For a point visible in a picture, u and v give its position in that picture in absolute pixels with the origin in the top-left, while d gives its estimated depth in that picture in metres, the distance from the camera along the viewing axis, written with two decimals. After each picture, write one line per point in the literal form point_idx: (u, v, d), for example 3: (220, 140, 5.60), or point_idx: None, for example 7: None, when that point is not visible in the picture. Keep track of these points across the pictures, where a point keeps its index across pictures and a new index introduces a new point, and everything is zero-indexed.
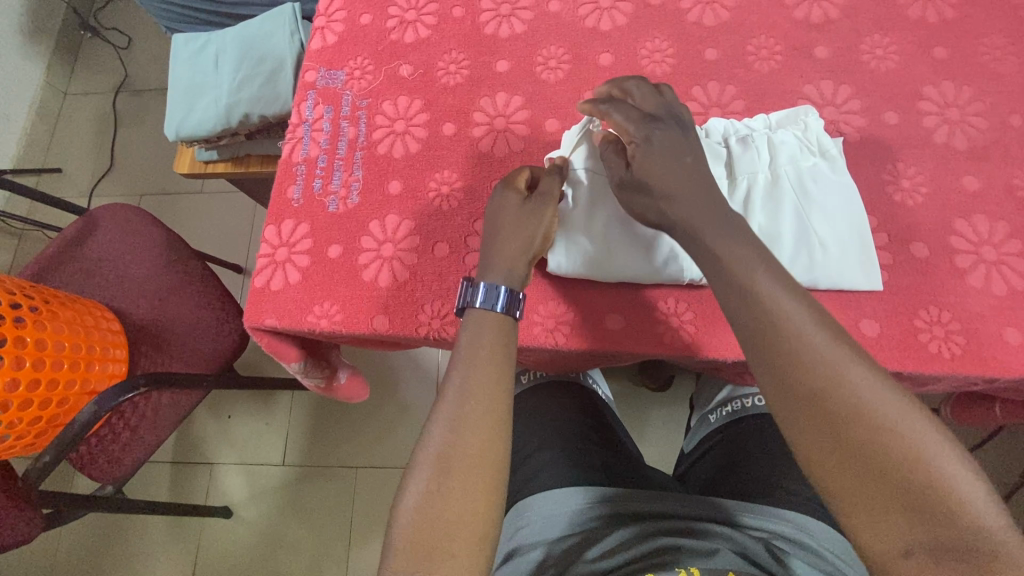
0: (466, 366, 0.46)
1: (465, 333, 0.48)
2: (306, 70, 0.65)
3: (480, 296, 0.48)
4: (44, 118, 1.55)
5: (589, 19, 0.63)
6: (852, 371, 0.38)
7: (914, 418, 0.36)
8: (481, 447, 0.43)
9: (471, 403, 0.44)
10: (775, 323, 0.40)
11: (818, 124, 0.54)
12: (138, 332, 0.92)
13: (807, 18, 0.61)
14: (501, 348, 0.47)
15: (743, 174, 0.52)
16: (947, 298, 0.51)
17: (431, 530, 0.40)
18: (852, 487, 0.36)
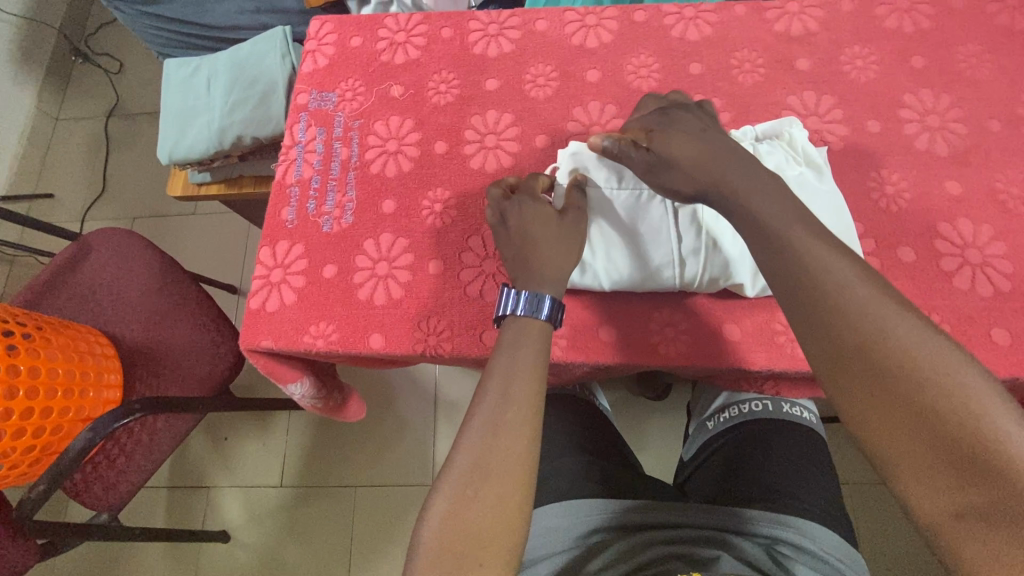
0: (507, 375, 0.46)
1: (507, 345, 0.48)
2: (298, 93, 0.66)
3: (523, 303, 0.49)
4: (35, 144, 1.55)
5: (576, 37, 0.65)
6: (891, 323, 0.38)
7: (966, 378, 0.35)
8: (516, 459, 0.43)
9: (509, 414, 0.44)
10: (810, 274, 0.41)
11: (803, 135, 0.55)
12: (132, 356, 0.92)
13: (788, 30, 0.62)
14: (540, 359, 0.47)
15: None
16: (935, 301, 0.51)
17: (458, 540, 0.40)
18: (897, 445, 0.35)
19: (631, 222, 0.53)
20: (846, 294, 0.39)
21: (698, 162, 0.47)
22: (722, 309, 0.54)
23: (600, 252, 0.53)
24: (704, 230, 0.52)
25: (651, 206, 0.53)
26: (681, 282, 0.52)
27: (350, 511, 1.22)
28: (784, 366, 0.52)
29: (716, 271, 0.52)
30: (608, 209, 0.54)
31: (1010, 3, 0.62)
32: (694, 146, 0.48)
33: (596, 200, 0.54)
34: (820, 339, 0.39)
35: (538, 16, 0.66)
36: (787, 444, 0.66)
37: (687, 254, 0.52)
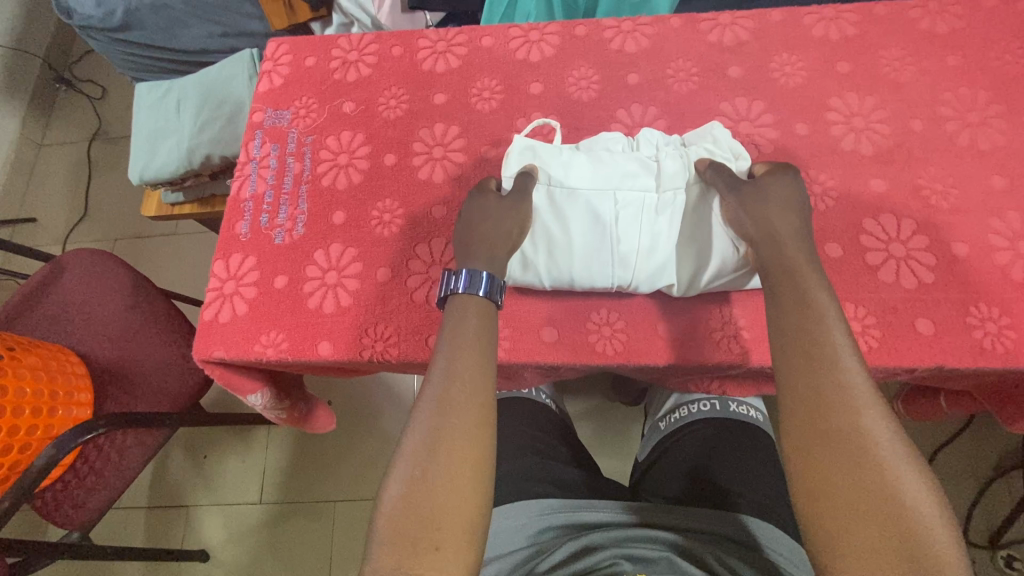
0: (451, 354, 0.47)
1: (448, 330, 0.49)
2: (254, 111, 0.68)
3: (463, 282, 0.50)
4: (19, 170, 1.59)
5: (520, 52, 0.68)
6: (864, 403, 0.39)
7: (914, 473, 0.37)
8: (469, 433, 0.44)
9: (455, 389, 0.45)
10: (813, 341, 0.42)
11: (725, 134, 0.58)
12: (104, 374, 0.93)
13: (721, 41, 0.65)
14: (486, 331, 0.49)
15: (667, 186, 0.54)
16: (861, 294, 0.53)
17: (413, 524, 0.40)
18: (825, 482, 0.38)
19: (574, 219, 0.54)
20: (831, 364, 0.41)
21: (749, 217, 0.49)
22: (657, 307, 0.56)
23: (542, 250, 0.54)
24: (644, 234, 0.54)
25: (595, 204, 0.54)
26: (617, 281, 0.54)
27: (330, 527, 1.21)
28: (717, 360, 0.54)
29: (650, 273, 0.53)
30: (554, 205, 0.55)
31: (932, 7, 0.64)
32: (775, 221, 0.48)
33: (542, 197, 0.55)
34: (792, 377, 0.42)
35: (484, 33, 0.69)
36: (732, 440, 0.67)
37: (624, 255, 0.53)
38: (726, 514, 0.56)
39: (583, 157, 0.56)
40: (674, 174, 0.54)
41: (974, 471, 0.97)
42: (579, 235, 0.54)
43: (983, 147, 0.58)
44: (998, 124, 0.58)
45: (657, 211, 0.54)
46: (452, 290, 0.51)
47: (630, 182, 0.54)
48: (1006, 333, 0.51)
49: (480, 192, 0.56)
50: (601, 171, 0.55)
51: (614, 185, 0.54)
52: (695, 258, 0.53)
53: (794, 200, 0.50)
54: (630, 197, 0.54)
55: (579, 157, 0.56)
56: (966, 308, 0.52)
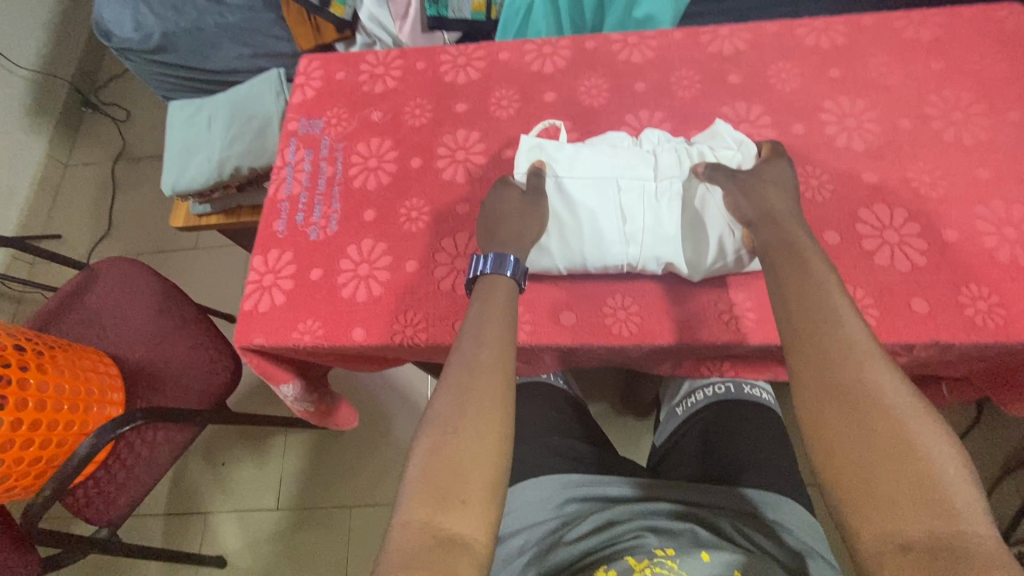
0: (478, 324, 0.52)
1: (474, 307, 0.53)
2: (289, 120, 0.74)
3: (491, 263, 0.55)
4: (46, 189, 1.72)
5: (534, 64, 0.73)
6: (874, 366, 0.43)
7: (928, 427, 0.40)
8: (494, 396, 0.48)
9: (481, 359, 0.50)
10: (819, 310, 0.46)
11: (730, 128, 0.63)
12: (134, 375, 0.97)
13: (720, 51, 0.71)
14: (510, 306, 0.53)
15: (665, 177, 0.60)
16: (858, 276, 0.57)
17: (439, 477, 0.44)
18: (836, 431, 0.41)
19: (583, 205, 0.59)
20: (835, 330, 0.45)
21: (750, 197, 0.55)
22: (670, 292, 0.59)
23: (554, 235, 0.59)
24: (646, 218, 0.59)
25: (600, 192, 0.60)
26: (626, 261, 0.58)
27: (347, 531, 1.23)
28: (727, 339, 0.57)
29: (655, 253, 0.58)
30: (562, 193, 0.60)
31: (915, 18, 0.69)
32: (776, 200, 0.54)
33: (555, 188, 0.60)
34: (797, 339, 0.46)
35: (501, 48, 0.75)
36: (743, 421, 0.70)
37: (630, 238, 0.58)
38: (739, 488, 0.59)
39: (589, 154, 0.62)
40: (669, 166, 0.60)
41: (983, 467, 0.99)
42: (588, 221, 0.59)
43: (968, 142, 0.62)
44: (981, 122, 0.63)
45: (656, 197, 0.59)
46: (481, 272, 0.56)
47: (629, 173, 0.61)
48: (996, 310, 0.54)
49: (503, 187, 0.61)
50: (604, 163, 0.61)
51: (616, 175, 0.60)
52: (696, 239, 0.58)
53: (790, 180, 0.56)
54: (631, 185, 0.60)
55: (584, 152, 0.62)
56: (957, 289, 0.56)
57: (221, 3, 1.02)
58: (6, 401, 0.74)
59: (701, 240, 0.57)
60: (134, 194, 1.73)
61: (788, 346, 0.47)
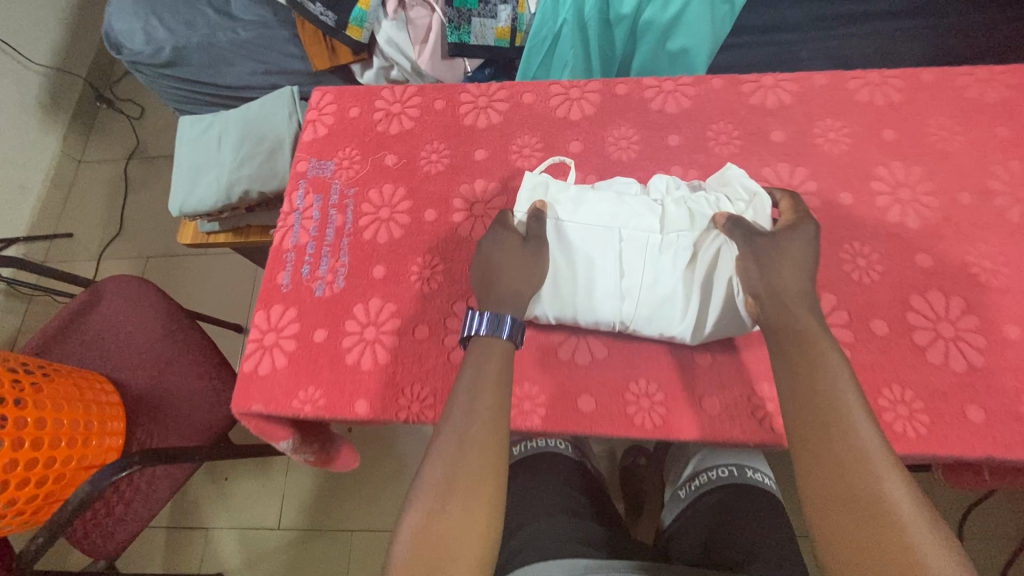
0: (470, 392, 0.48)
1: (470, 362, 0.50)
2: (298, 160, 0.70)
3: (485, 323, 0.51)
4: (59, 187, 1.71)
5: (560, 109, 0.68)
6: (884, 472, 0.40)
7: (947, 547, 0.37)
8: (487, 470, 0.45)
9: (473, 425, 0.46)
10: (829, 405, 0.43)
11: (740, 173, 0.58)
12: (137, 403, 0.95)
13: (763, 103, 0.65)
14: (505, 374, 0.49)
15: (672, 231, 0.55)
16: (908, 375, 0.52)
17: (424, 558, 0.41)
18: (845, 547, 0.38)
19: (580, 253, 0.55)
20: (843, 427, 0.42)
21: (762, 270, 0.49)
22: (698, 380, 0.54)
23: (547, 283, 0.55)
24: (645, 273, 0.55)
25: (600, 241, 0.56)
26: (619, 319, 0.55)
27: (347, 555, 1.22)
28: (760, 439, 0.52)
29: (649, 315, 0.54)
30: (560, 238, 0.56)
31: (981, 75, 0.63)
32: (788, 275, 0.48)
33: (555, 234, 0.56)
34: (805, 436, 0.43)
35: (525, 89, 0.70)
36: (749, 508, 0.68)
37: (627, 297, 0.55)
38: None
39: (593, 197, 0.57)
40: (678, 217, 0.55)
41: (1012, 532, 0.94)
42: (585, 274, 0.55)
43: None
44: None
45: (659, 250, 0.55)
46: (474, 331, 0.51)
47: (634, 222, 0.56)
48: None
49: (501, 232, 0.56)
50: (608, 209, 0.56)
51: (620, 223, 0.56)
52: (694, 303, 0.54)
53: (811, 252, 0.50)
54: (634, 235, 0.55)
55: (589, 194, 0.57)
56: (1018, 397, 0.50)
57: (235, 18, 0.97)
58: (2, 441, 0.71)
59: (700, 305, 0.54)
60: (146, 194, 1.72)
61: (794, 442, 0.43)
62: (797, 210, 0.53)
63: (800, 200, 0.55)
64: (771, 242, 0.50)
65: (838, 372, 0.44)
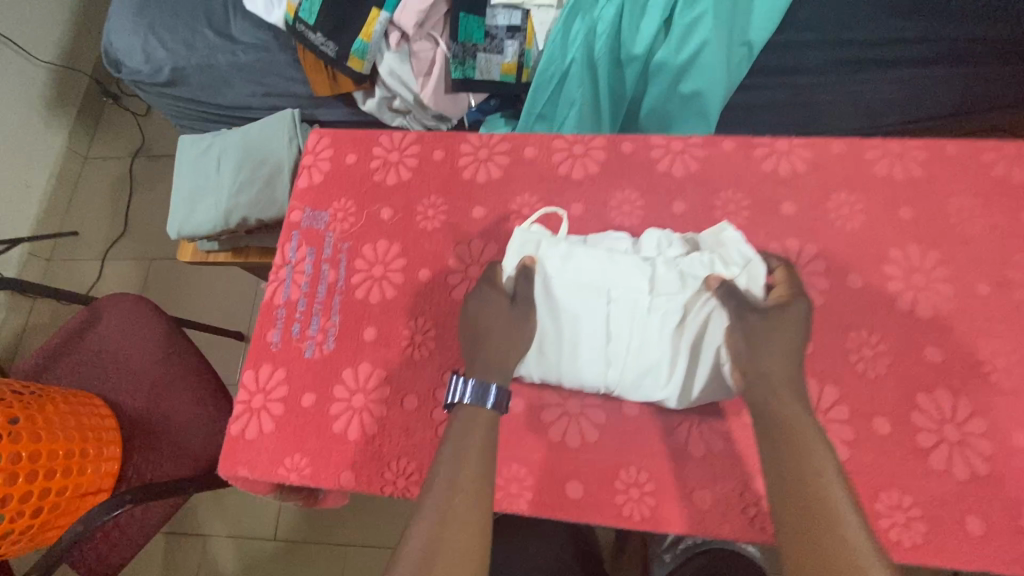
0: (452, 466, 0.47)
1: (453, 432, 0.49)
2: (292, 209, 0.68)
3: (471, 392, 0.49)
4: (65, 183, 1.71)
5: (563, 166, 0.66)
6: None
7: None
8: (469, 554, 0.42)
9: (457, 501, 0.45)
10: (817, 504, 0.40)
11: (735, 235, 0.54)
12: (132, 428, 0.95)
13: (775, 171, 0.62)
14: (490, 447, 0.48)
15: (662, 296, 0.52)
16: (908, 480, 0.50)
17: None
18: None
19: (568, 317, 0.54)
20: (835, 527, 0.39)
21: (751, 351, 0.47)
22: (688, 471, 0.53)
23: (532, 346, 0.54)
24: (631, 339, 0.53)
25: (589, 304, 0.54)
26: (604, 384, 0.55)
27: (339, 570, 1.23)
28: (748, 538, 0.51)
29: (633, 381, 0.54)
30: (548, 299, 0.54)
31: (1010, 151, 0.59)
32: (777, 357, 0.46)
33: (543, 294, 0.54)
34: (796, 532, 0.40)
35: (527, 142, 0.67)
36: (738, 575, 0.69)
37: (612, 364, 0.54)
38: None
39: (583, 253, 0.54)
40: (669, 278, 0.53)
41: None
42: (571, 338, 0.54)
43: None
44: None
45: (648, 314, 0.53)
46: (459, 399, 0.50)
47: (623, 284, 0.53)
48: None
49: (490, 290, 0.54)
50: (598, 268, 0.53)
51: (609, 283, 0.53)
52: (680, 372, 0.53)
53: (803, 333, 0.47)
54: (623, 297, 0.53)
55: (579, 248, 0.54)
56: (1020, 510, 0.49)
57: (235, 40, 0.94)
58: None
59: (687, 373, 0.53)
60: (151, 194, 1.71)
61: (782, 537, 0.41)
62: (792, 285, 0.50)
63: (796, 272, 0.53)
64: (765, 320, 0.47)
65: (827, 460, 0.42)
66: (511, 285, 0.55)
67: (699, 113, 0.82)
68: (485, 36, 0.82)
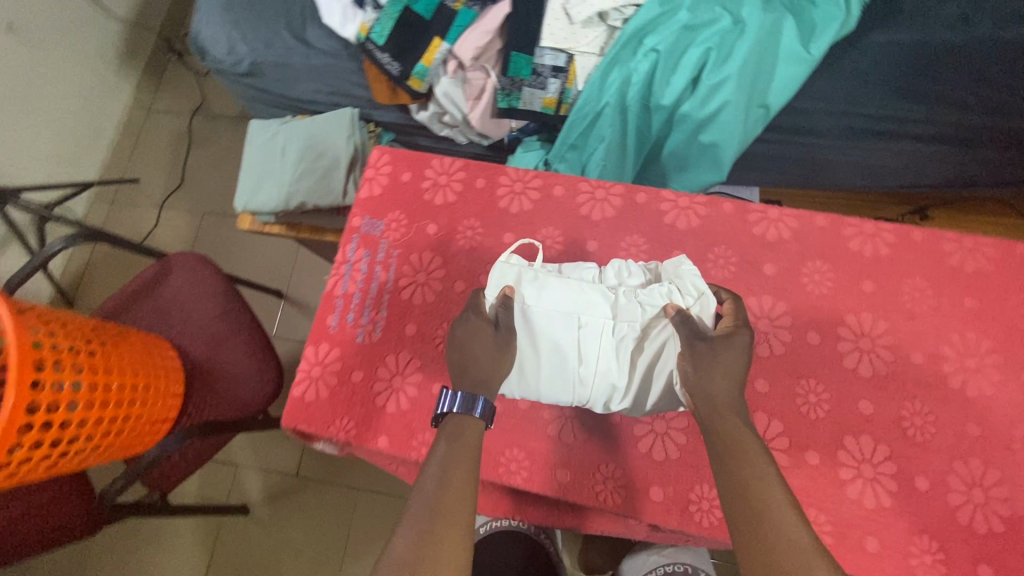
0: (443, 464, 0.55)
1: (444, 435, 0.58)
2: (354, 215, 0.81)
3: (459, 403, 0.59)
4: (129, 132, 1.86)
5: (584, 207, 0.77)
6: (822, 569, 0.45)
7: None
8: (457, 538, 0.50)
9: (448, 493, 0.53)
10: (762, 507, 0.49)
11: (693, 269, 0.66)
12: (193, 369, 1.11)
13: (764, 235, 0.73)
14: (474, 453, 0.57)
15: (623, 320, 0.64)
16: (826, 502, 0.63)
17: None
18: None
19: (545, 341, 0.65)
20: (777, 522, 0.48)
21: (700, 374, 0.58)
22: (653, 472, 0.67)
23: (514, 369, 0.65)
24: (600, 359, 0.64)
25: (562, 330, 0.65)
26: (577, 397, 0.66)
27: (351, 510, 1.45)
28: (692, 531, 0.65)
29: (602, 394, 0.65)
30: (527, 324, 0.65)
31: (966, 244, 0.71)
32: (718, 379, 0.57)
33: (522, 322, 0.66)
34: (745, 530, 0.49)
35: (556, 181, 0.79)
36: None
37: (584, 381, 0.65)
38: None
39: (556, 286, 0.66)
40: (630, 307, 0.65)
41: None
42: (548, 358, 0.65)
43: (969, 392, 0.65)
44: (990, 374, 0.66)
45: (614, 338, 0.65)
46: (449, 409, 0.60)
47: (590, 311, 0.65)
48: (937, 566, 0.60)
49: (476, 319, 0.65)
50: (568, 299, 0.66)
51: (578, 310, 0.65)
52: (642, 389, 0.65)
53: (742, 357, 0.59)
54: (592, 323, 0.65)
55: (552, 281, 0.66)
56: (911, 538, 0.61)
57: (309, 45, 1.06)
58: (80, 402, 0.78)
59: (646, 386, 0.65)
60: (206, 152, 1.85)
61: (738, 541, 0.49)
62: (738, 316, 0.61)
63: (740, 302, 0.64)
64: (710, 346, 0.58)
65: (765, 464, 0.53)
66: (493, 313, 0.66)
67: (713, 161, 0.91)
68: (532, 73, 0.92)
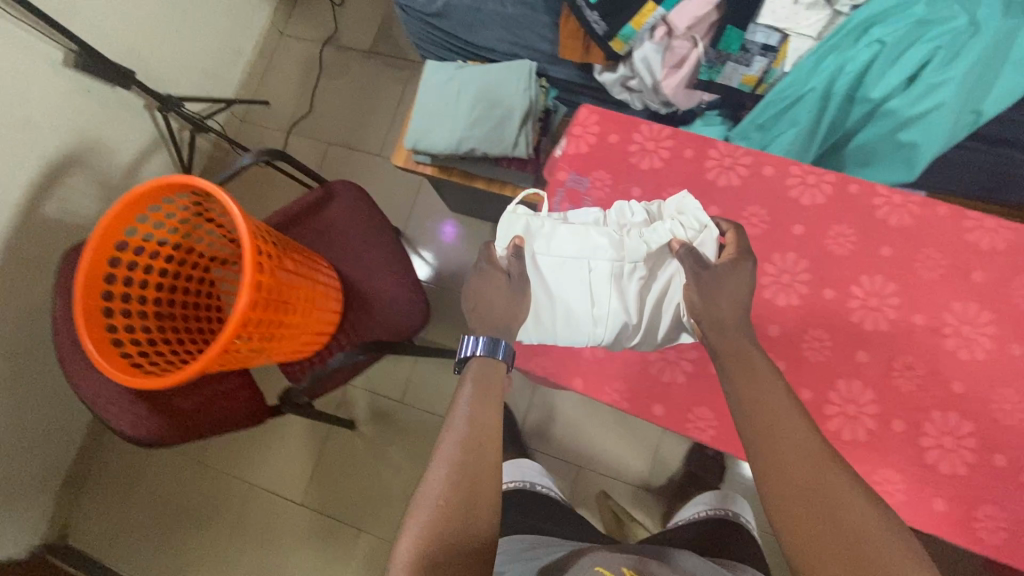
0: (466, 402, 0.64)
1: (472, 375, 0.67)
2: (560, 170, 0.86)
3: (483, 345, 0.68)
4: (262, 54, 1.92)
5: (794, 191, 0.79)
6: (815, 453, 0.55)
7: (863, 505, 0.51)
8: (487, 466, 0.60)
9: (474, 428, 0.62)
10: (769, 409, 0.58)
11: (694, 204, 0.73)
12: (350, 290, 1.19)
13: (977, 243, 0.74)
14: (497, 385, 0.67)
15: (629, 259, 0.73)
16: (1005, 501, 0.68)
17: (450, 523, 0.56)
18: (786, 493, 0.53)
19: (556, 287, 0.74)
20: (778, 420, 0.58)
21: (707, 301, 0.66)
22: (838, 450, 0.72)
23: (532, 315, 0.75)
24: (610, 298, 0.73)
25: (572, 274, 0.74)
26: (593, 335, 0.75)
27: None
28: None
29: (615, 331, 0.74)
30: (539, 271, 0.74)
31: None
32: (724, 303, 0.65)
33: (533, 270, 0.74)
34: (760, 454, 0.56)
35: (767, 160, 0.81)
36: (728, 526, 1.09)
37: (597, 320, 0.74)
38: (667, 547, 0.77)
39: (565, 233, 0.74)
40: (636, 247, 0.73)
41: None
42: (559, 300, 0.74)
43: None
44: None
45: (620, 276, 0.73)
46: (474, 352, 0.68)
47: (597, 254, 0.73)
48: None
49: (489, 267, 0.72)
50: (577, 245, 0.74)
51: (586, 254, 0.74)
52: (652, 324, 0.75)
53: (746, 285, 0.67)
54: (601, 266, 0.73)
55: (559, 229, 0.74)
56: None
57: None
58: (279, 307, 0.91)
59: (653, 316, 0.75)
60: (335, 81, 1.89)
61: (746, 430, 0.58)
62: (738, 245, 0.69)
63: (742, 231, 0.72)
64: (706, 273, 0.67)
65: (768, 382, 0.60)
66: (505, 262, 0.73)
67: (905, 161, 0.90)
68: (740, 49, 0.94)
